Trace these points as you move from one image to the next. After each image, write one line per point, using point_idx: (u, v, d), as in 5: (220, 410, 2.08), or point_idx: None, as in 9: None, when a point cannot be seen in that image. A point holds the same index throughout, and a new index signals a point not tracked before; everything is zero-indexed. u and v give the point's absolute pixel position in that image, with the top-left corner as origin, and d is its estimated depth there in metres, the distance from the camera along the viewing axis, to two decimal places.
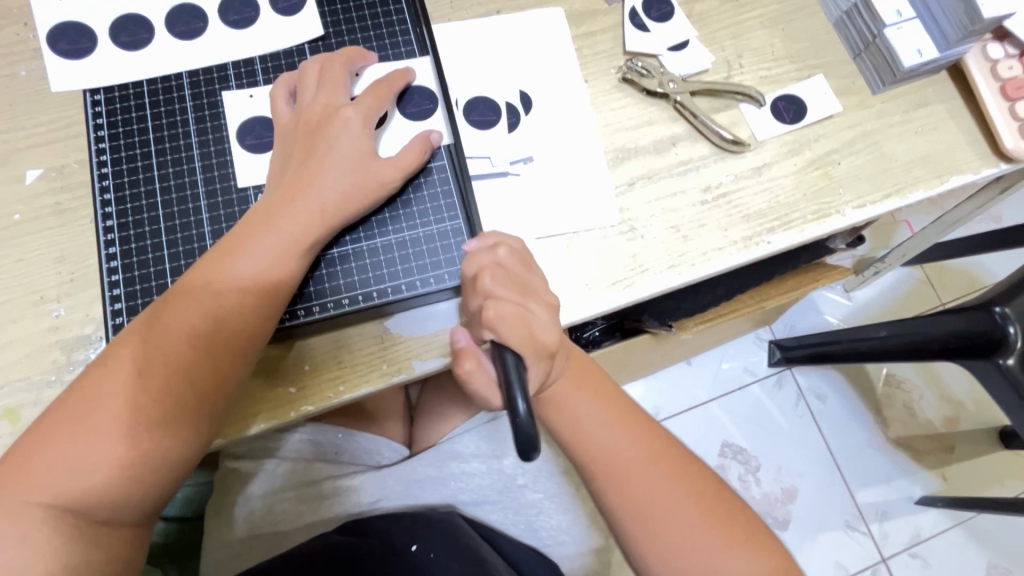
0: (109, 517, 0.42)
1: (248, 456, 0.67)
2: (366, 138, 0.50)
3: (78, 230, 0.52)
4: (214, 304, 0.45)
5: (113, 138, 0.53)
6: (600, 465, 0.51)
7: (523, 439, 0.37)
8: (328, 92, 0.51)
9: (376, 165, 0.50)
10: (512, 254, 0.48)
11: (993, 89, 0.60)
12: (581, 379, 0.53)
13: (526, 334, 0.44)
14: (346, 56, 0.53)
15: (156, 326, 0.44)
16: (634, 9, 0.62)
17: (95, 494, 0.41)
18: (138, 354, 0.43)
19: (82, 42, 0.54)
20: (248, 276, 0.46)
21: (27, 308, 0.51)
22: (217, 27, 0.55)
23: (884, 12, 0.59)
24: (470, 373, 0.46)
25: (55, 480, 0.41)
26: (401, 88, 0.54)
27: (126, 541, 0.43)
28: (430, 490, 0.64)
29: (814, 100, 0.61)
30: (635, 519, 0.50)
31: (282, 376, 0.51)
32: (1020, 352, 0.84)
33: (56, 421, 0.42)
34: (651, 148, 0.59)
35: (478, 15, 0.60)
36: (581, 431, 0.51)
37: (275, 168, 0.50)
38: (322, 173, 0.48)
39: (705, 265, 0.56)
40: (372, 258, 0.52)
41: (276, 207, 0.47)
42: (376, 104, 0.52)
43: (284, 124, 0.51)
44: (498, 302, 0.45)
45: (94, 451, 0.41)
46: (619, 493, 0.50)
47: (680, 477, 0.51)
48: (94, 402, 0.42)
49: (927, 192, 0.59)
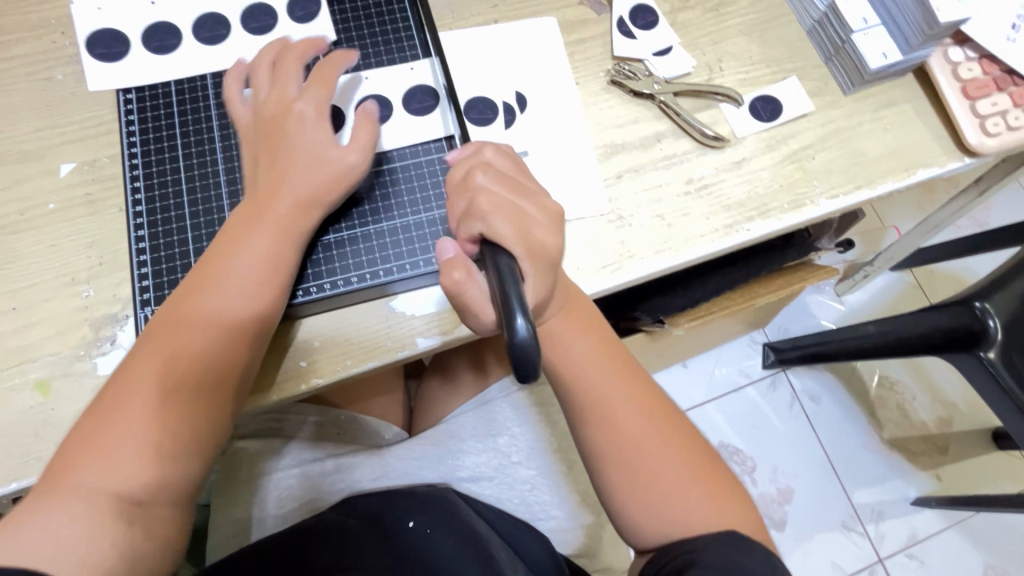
0: (148, 497, 0.44)
1: (259, 437, 0.70)
2: (322, 125, 0.52)
3: (107, 218, 0.57)
4: (221, 294, 0.49)
5: (143, 133, 0.57)
6: (591, 407, 0.52)
7: (521, 362, 0.33)
8: (281, 85, 0.53)
9: (333, 151, 0.52)
10: (499, 154, 0.49)
11: (955, 90, 0.64)
12: (581, 322, 0.53)
13: (516, 227, 0.44)
14: (297, 49, 0.55)
15: (170, 322, 0.48)
16: (621, 18, 0.67)
17: (135, 477, 0.44)
18: (158, 350, 0.47)
19: (117, 47, 0.59)
20: (247, 266, 0.49)
21: (60, 289, 0.55)
22: (238, 33, 0.60)
23: (852, 19, 0.64)
24: (460, 283, 0.42)
25: (94, 470, 0.43)
26: (346, 68, 0.55)
27: (165, 522, 0.45)
28: (428, 467, 0.68)
29: (789, 100, 0.66)
30: (619, 463, 0.51)
31: (294, 352, 0.54)
32: (1000, 345, 0.88)
33: (86, 422, 0.45)
34: (637, 144, 0.63)
35: (477, 23, 0.65)
36: (577, 371, 0.52)
37: (248, 167, 0.54)
38: (290, 166, 0.51)
39: (688, 250, 0.60)
40: (378, 240, 0.56)
41: (263, 202, 0.51)
42: (324, 90, 0.53)
43: (244, 124, 0.54)
44: (486, 195, 0.45)
45: (127, 438, 0.44)
46: (608, 437, 0.51)
47: (669, 431, 0.52)
48: (121, 396, 0.45)
49: (897, 184, 0.64)
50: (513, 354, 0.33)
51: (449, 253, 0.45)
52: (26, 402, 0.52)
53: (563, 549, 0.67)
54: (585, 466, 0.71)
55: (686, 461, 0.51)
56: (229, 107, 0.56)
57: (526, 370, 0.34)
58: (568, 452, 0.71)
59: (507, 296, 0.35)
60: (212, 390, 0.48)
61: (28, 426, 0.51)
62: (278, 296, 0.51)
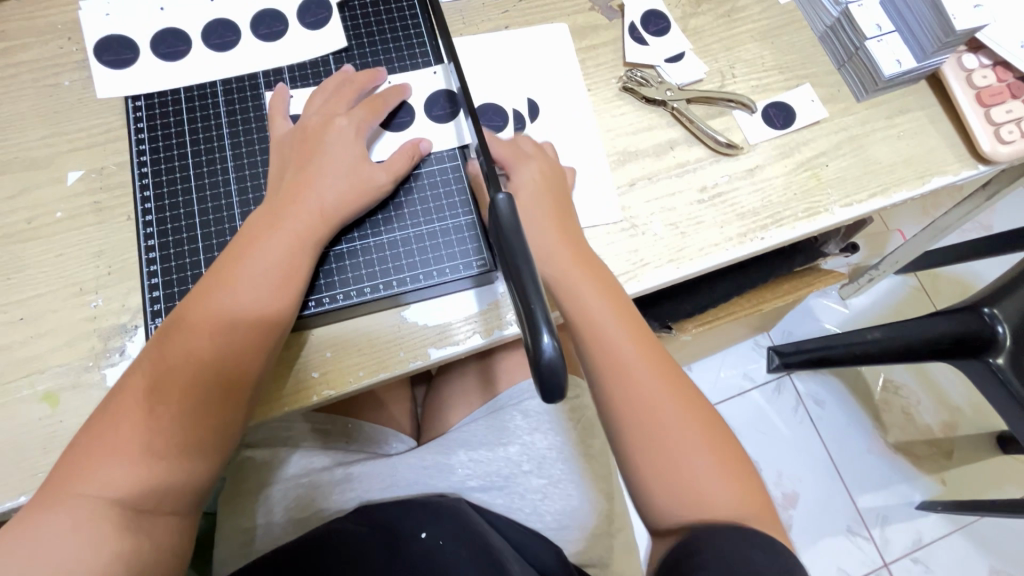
0: (151, 506, 0.45)
1: (266, 445, 0.69)
2: (361, 147, 0.54)
3: (115, 227, 0.56)
4: (233, 298, 0.48)
5: (152, 140, 0.57)
6: (605, 354, 0.52)
7: (546, 380, 0.32)
8: (329, 105, 0.56)
9: (369, 170, 0.54)
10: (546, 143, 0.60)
11: (969, 97, 0.64)
12: (605, 287, 0.54)
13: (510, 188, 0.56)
14: (355, 79, 0.57)
15: (181, 325, 0.48)
16: (633, 24, 0.67)
17: (137, 484, 0.44)
18: (170, 351, 0.47)
19: (125, 53, 0.58)
20: (262, 270, 0.49)
21: (68, 298, 0.54)
22: (248, 40, 0.59)
23: (865, 27, 0.63)
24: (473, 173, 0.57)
25: (101, 474, 0.43)
26: (396, 103, 0.58)
27: (168, 530, 0.46)
28: (439, 477, 0.67)
29: (803, 107, 0.65)
30: (633, 416, 0.50)
31: (305, 363, 0.54)
32: (1011, 351, 0.86)
33: (96, 423, 0.46)
34: (650, 151, 0.63)
35: (489, 30, 0.65)
36: (594, 327, 0.52)
37: (274, 174, 0.54)
38: (320, 177, 0.52)
39: (702, 259, 0.60)
40: (392, 251, 0.56)
41: (281, 209, 0.51)
42: (370, 116, 0.56)
43: (285, 134, 0.55)
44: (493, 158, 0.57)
45: (133, 444, 0.44)
46: (625, 390, 0.51)
47: (683, 399, 0.51)
48: (131, 401, 0.46)
49: (910, 192, 0.63)
50: (539, 374, 0.32)
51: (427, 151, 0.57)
52: (34, 414, 0.51)
53: (574, 559, 0.66)
54: (597, 474, 0.70)
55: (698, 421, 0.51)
56: (268, 120, 0.57)
57: (552, 391, 0.33)
58: (580, 461, 0.69)
59: (532, 314, 0.33)
60: (214, 399, 0.47)
61: (36, 439, 0.50)
62: (289, 306, 0.50)
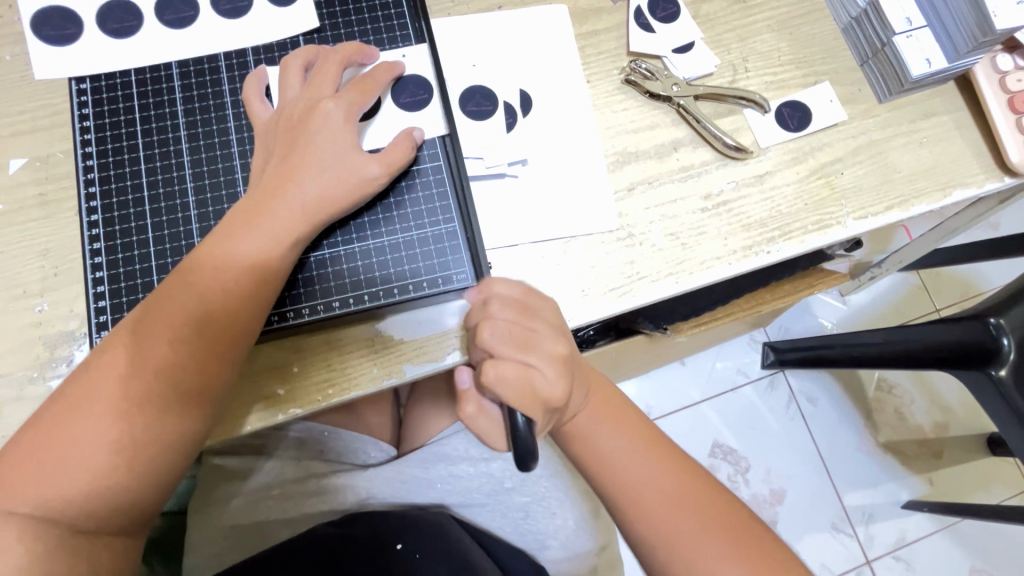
0: (94, 526, 0.41)
1: (236, 454, 0.66)
2: (349, 134, 0.48)
3: (61, 223, 0.51)
4: (197, 303, 0.43)
5: (99, 130, 0.51)
6: (612, 478, 0.49)
7: (522, 449, 0.38)
8: (312, 84, 0.48)
9: (360, 160, 0.47)
10: (505, 306, 0.44)
11: (1001, 102, 0.59)
12: (598, 402, 0.51)
13: (528, 395, 0.40)
14: (344, 53, 0.50)
15: (138, 330, 0.42)
16: (640, 8, 0.60)
17: (79, 502, 0.40)
18: (124, 359, 0.42)
19: (68, 28, 0.52)
20: (236, 271, 0.44)
21: (10, 302, 0.49)
22: (208, 16, 0.53)
23: (894, 20, 0.57)
24: (473, 416, 0.43)
25: (38, 489, 0.39)
26: (388, 81, 0.51)
27: (114, 552, 0.42)
28: (417, 491, 0.65)
29: (820, 108, 0.60)
30: (647, 533, 0.47)
31: (270, 379, 0.49)
32: (1014, 364, 0.77)
33: (36, 428, 0.41)
34: (652, 152, 0.58)
35: (480, 9, 0.59)
36: (598, 455, 0.50)
37: (257, 163, 0.48)
38: (303, 168, 0.46)
39: (703, 274, 0.55)
40: (363, 260, 0.50)
41: (256, 206, 0.45)
42: (361, 98, 0.49)
43: (265, 123, 0.49)
44: (498, 360, 0.41)
45: (77, 458, 0.40)
46: (633, 512, 0.48)
47: (697, 493, 0.48)
48: (77, 408, 0.41)
49: (929, 206, 0.59)
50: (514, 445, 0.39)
51: (467, 385, 0.44)
52: None
53: None
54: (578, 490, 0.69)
55: (716, 514, 0.47)
56: (245, 107, 0.51)
57: (525, 460, 0.39)
58: (562, 479, 0.68)
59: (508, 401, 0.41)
60: (171, 413, 0.42)
61: None
62: (258, 313, 0.45)
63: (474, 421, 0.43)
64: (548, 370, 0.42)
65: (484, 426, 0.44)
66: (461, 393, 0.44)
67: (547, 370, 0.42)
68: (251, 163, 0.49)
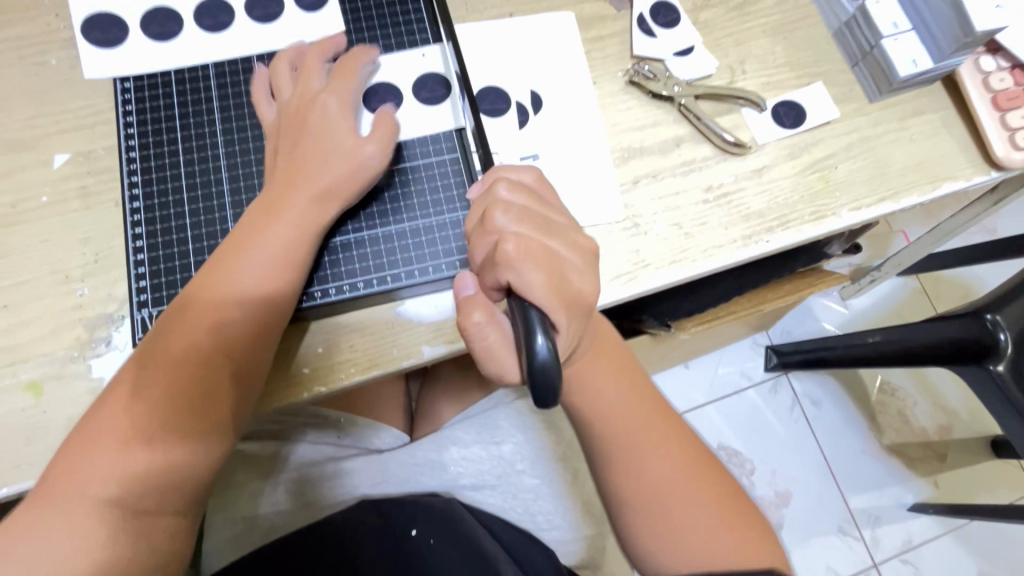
0: (150, 507, 0.43)
1: (257, 439, 0.67)
2: (342, 120, 0.51)
3: (102, 213, 0.54)
4: (218, 314, 0.46)
5: (141, 124, 0.55)
6: (610, 438, 0.51)
7: (542, 378, 0.34)
8: (301, 81, 0.52)
9: (353, 141, 0.50)
10: (517, 190, 0.43)
11: (985, 100, 0.62)
12: (606, 360, 0.52)
13: (552, 281, 0.39)
14: (320, 46, 0.54)
15: (160, 348, 0.45)
16: (642, 16, 0.64)
17: (130, 498, 0.42)
18: (147, 376, 0.44)
19: (114, 32, 0.56)
20: (254, 271, 0.47)
21: (53, 286, 0.53)
22: (243, 21, 0.57)
23: (883, 25, 0.62)
24: (479, 325, 0.40)
25: (94, 483, 0.41)
26: (366, 63, 0.55)
27: (168, 532, 0.44)
28: (430, 474, 0.67)
29: (814, 106, 0.63)
30: (634, 498, 0.50)
31: (297, 358, 0.52)
32: (1011, 359, 0.78)
33: (67, 456, 0.42)
34: (655, 148, 0.61)
35: (494, 17, 0.63)
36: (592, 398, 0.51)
37: (268, 160, 0.52)
38: (309, 159, 0.49)
39: (705, 261, 0.58)
40: (386, 244, 0.54)
41: (268, 213, 0.48)
42: (347, 83, 0.52)
43: (271, 121, 0.53)
44: (515, 236, 0.40)
45: (127, 459, 0.42)
46: (625, 476, 0.50)
47: (684, 456, 0.51)
48: (104, 431, 0.42)
49: (920, 197, 0.62)
50: (532, 372, 0.34)
51: (470, 292, 0.42)
52: (18, 403, 0.50)
53: (567, 559, 0.66)
54: (586, 474, 0.71)
55: (711, 493, 0.50)
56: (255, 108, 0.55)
57: (543, 390, 0.34)
58: (569, 462, 0.70)
59: (527, 313, 0.37)
60: (211, 409, 0.45)
61: (19, 427, 0.49)
62: (277, 313, 0.48)
63: (479, 332, 0.40)
64: (572, 258, 0.42)
65: (492, 342, 0.40)
66: (464, 300, 0.41)
67: (570, 258, 0.42)
68: (265, 161, 0.53)
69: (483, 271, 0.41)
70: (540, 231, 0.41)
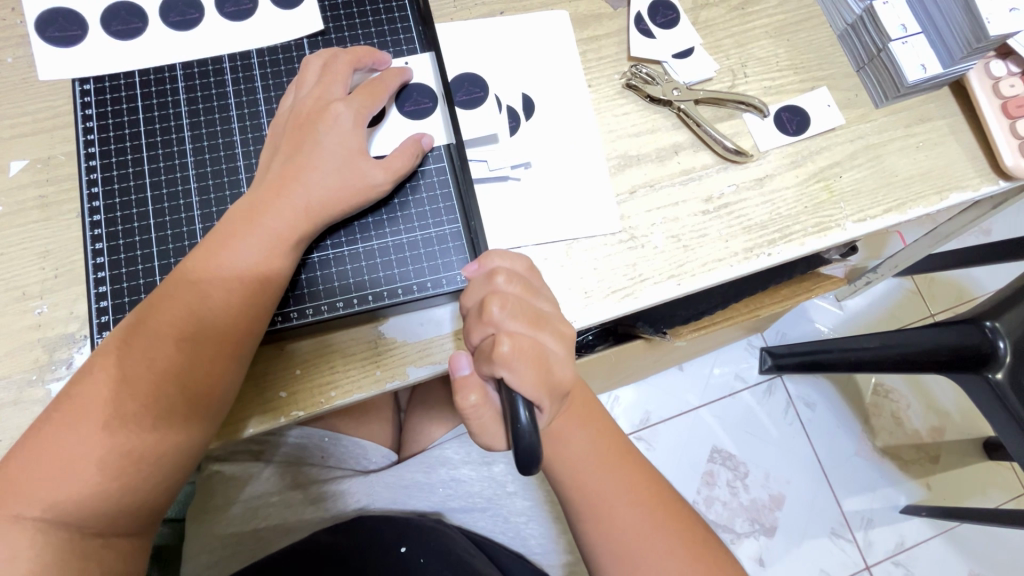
0: (102, 528, 0.40)
1: (237, 460, 0.65)
2: (357, 138, 0.47)
3: (63, 224, 0.51)
4: (201, 304, 0.43)
5: (103, 130, 0.51)
6: (575, 480, 0.48)
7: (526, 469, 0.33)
8: (323, 84, 0.48)
9: (366, 165, 0.47)
10: (513, 281, 0.41)
11: (994, 107, 0.60)
12: (582, 416, 0.50)
13: (544, 379, 0.38)
14: (354, 55, 0.50)
15: (141, 331, 0.42)
16: (640, 14, 0.61)
17: (86, 506, 0.39)
18: (124, 360, 0.41)
19: (72, 29, 0.52)
20: (241, 268, 0.44)
21: (8, 303, 0.49)
22: (213, 18, 0.53)
23: (890, 27, 0.58)
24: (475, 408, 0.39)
25: (41, 494, 0.39)
26: (396, 87, 0.52)
27: (121, 554, 0.42)
28: (417, 496, 0.65)
29: (818, 112, 0.61)
30: (605, 541, 0.48)
31: (273, 381, 0.49)
32: (1010, 368, 0.75)
33: (38, 433, 0.40)
34: (653, 156, 0.58)
35: (482, 15, 0.59)
36: (568, 456, 0.49)
37: (265, 160, 0.48)
38: (310, 168, 0.45)
39: (705, 276, 0.56)
40: (367, 261, 0.50)
41: (258, 203, 0.45)
42: (369, 101, 0.49)
43: (281, 116, 0.49)
44: (512, 336, 0.38)
45: (76, 475, 0.39)
46: (599, 525, 0.48)
47: (657, 503, 0.49)
48: (79, 411, 0.40)
49: (926, 209, 0.59)
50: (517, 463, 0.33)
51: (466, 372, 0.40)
52: None
53: None
54: None
55: (681, 532, 0.48)
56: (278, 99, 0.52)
57: (529, 465, 0.33)
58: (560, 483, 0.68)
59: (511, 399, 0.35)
60: (169, 431, 0.42)
61: None
62: (263, 312, 0.45)
63: (474, 413, 0.39)
64: (561, 352, 0.41)
65: (485, 419, 0.40)
66: (460, 379, 0.39)
67: (559, 353, 0.41)
68: (260, 162, 0.49)
69: (477, 359, 0.39)
70: (534, 326, 0.39)
